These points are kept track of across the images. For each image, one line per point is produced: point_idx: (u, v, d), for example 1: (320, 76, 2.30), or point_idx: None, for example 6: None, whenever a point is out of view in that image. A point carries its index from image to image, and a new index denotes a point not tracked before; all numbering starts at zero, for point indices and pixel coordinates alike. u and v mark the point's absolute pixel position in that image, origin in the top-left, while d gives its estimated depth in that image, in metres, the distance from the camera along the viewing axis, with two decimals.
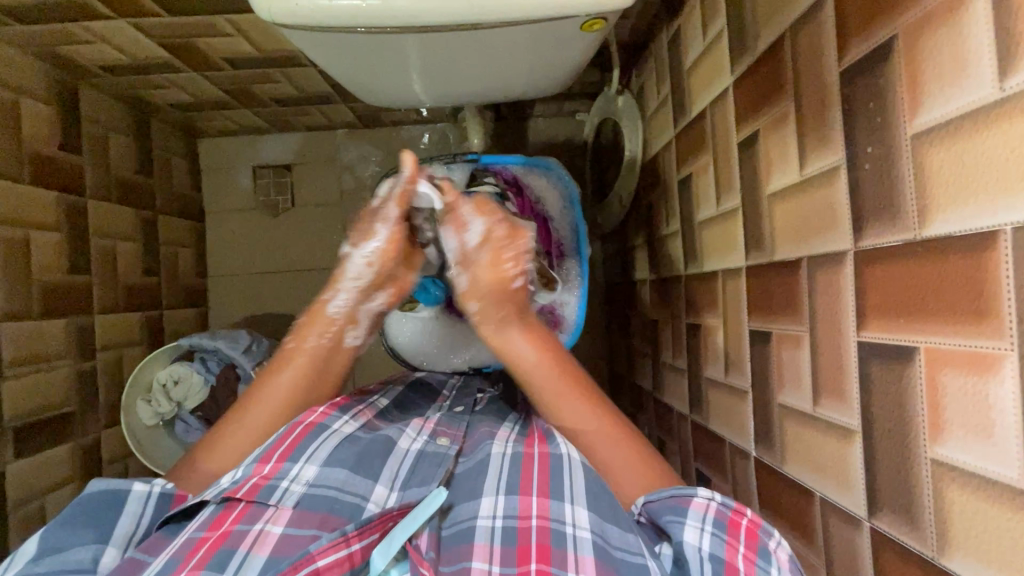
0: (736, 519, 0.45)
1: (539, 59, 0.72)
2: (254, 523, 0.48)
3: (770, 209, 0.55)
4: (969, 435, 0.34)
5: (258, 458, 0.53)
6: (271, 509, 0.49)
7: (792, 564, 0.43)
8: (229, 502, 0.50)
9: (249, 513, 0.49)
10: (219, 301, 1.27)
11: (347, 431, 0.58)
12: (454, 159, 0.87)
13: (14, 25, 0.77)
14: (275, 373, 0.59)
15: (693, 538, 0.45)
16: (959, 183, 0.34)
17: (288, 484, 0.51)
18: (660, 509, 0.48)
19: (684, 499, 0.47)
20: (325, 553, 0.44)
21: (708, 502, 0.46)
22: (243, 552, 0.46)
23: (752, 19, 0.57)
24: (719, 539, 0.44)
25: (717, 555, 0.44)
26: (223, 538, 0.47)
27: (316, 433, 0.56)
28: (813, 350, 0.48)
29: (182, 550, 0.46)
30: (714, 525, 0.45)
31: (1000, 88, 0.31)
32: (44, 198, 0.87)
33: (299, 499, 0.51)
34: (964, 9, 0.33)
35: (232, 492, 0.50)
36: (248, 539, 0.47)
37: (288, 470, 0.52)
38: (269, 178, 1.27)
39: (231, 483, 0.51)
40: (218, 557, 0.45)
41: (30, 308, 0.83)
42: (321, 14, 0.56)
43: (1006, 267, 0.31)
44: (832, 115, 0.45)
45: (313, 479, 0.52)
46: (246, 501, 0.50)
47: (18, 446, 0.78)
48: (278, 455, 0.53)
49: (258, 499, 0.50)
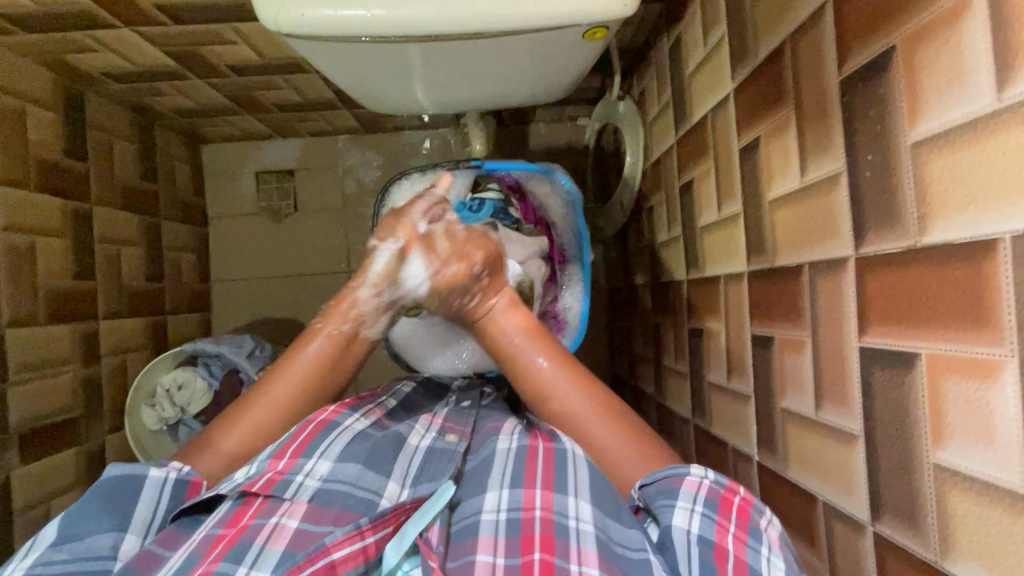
0: (728, 498, 0.46)
1: (541, 67, 0.73)
2: (269, 517, 0.48)
3: (772, 215, 0.55)
4: (970, 441, 0.34)
5: (273, 454, 0.53)
6: (286, 504, 0.50)
7: (781, 542, 0.44)
8: (246, 498, 0.50)
9: (265, 508, 0.49)
10: (222, 305, 1.28)
11: (359, 428, 0.58)
12: (458, 164, 0.90)
13: (20, 34, 0.78)
14: (288, 364, 0.60)
15: (681, 522, 0.45)
16: (959, 192, 0.34)
17: (303, 479, 0.52)
18: (654, 493, 0.48)
19: (676, 480, 0.47)
20: (339, 546, 0.45)
21: (701, 480, 0.46)
22: (259, 546, 0.46)
23: (753, 27, 0.58)
24: (709, 519, 0.45)
25: (705, 538, 0.44)
26: (240, 533, 0.47)
27: (328, 431, 0.56)
28: (816, 355, 0.49)
29: (202, 546, 0.46)
30: (704, 505, 0.45)
31: (997, 99, 0.32)
32: (50, 205, 0.87)
33: (313, 494, 0.51)
34: (961, 20, 0.33)
35: (248, 488, 0.50)
36: (264, 532, 0.47)
37: (303, 466, 0.53)
38: (272, 183, 1.28)
39: (246, 478, 0.51)
40: (234, 552, 0.46)
41: (36, 314, 0.83)
42: (325, 23, 0.57)
43: (1004, 273, 0.31)
44: (833, 122, 0.45)
45: (328, 473, 0.53)
46: (263, 497, 0.50)
47: (23, 452, 0.79)
48: (293, 450, 0.53)
49: (274, 493, 0.50)
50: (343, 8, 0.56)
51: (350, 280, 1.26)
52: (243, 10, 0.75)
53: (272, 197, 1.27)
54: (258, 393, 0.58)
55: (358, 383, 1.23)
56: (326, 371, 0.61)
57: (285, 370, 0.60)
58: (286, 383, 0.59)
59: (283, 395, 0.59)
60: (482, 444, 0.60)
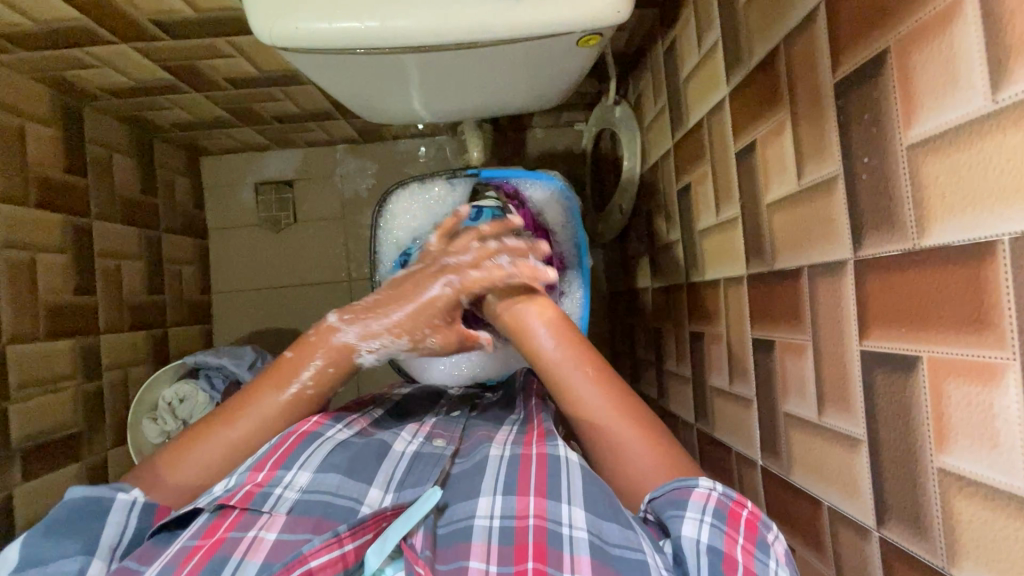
0: (736, 510, 0.45)
1: (539, 74, 0.73)
2: (247, 530, 0.48)
3: (770, 219, 0.55)
4: (973, 445, 0.34)
5: (252, 466, 0.53)
6: (264, 517, 0.50)
7: (788, 557, 0.44)
8: (222, 510, 0.49)
9: (242, 521, 0.49)
10: (223, 317, 1.28)
11: (340, 438, 0.58)
12: (455, 173, 0.91)
13: (18, 52, 0.78)
14: (269, 390, 0.59)
15: (691, 531, 0.44)
16: (955, 197, 0.34)
17: (281, 490, 0.52)
18: (663, 504, 0.47)
19: (685, 491, 0.47)
20: (317, 554, 0.44)
21: (709, 492, 0.46)
22: (237, 558, 0.46)
23: (745, 33, 0.58)
24: (718, 530, 0.44)
25: (715, 547, 0.43)
26: (217, 546, 0.46)
27: (309, 441, 0.56)
28: (817, 358, 0.48)
29: (176, 559, 0.45)
30: (714, 515, 0.45)
31: (991, 101, 0.31)
32: (49, 220, 0.87)
33: (292, 505, 0.51)
34: (954, 22, 0.33)
35: (226, 500, 0.50)
36: (241, 546, 0.47)
37: (282, 477, 0.53)
38: (271, 194, 1.26)
39: (224, 491, 0.51)
40: (212, 564, 0.45)
41: (37, 330, 0.83)
42: (320, 37, 0.57)
43: (1003, 277, 0.31)
44: (827, 125, 0.45)
45: (306, 485, 0.53)
46: (240, 509, 0.50)
47: (24, 467, 0.78)
48: (272, 462, 0.53)
49: (252, 506, 0.50)
50: (338, 20, 0.56)
51: (351, 289, 1.26)
52: (237, 24, 0.75)
53: (270, 207, 1.26)
54: (250, 398, 0.58)
55: (360, 392, 1.22)
56: (308, 409, 0.60)
57: (275, 394, 0.59)
58: (276, 402, 0.58)
59: (270, 409, 0.58)
60: (472, 449, 0.61)
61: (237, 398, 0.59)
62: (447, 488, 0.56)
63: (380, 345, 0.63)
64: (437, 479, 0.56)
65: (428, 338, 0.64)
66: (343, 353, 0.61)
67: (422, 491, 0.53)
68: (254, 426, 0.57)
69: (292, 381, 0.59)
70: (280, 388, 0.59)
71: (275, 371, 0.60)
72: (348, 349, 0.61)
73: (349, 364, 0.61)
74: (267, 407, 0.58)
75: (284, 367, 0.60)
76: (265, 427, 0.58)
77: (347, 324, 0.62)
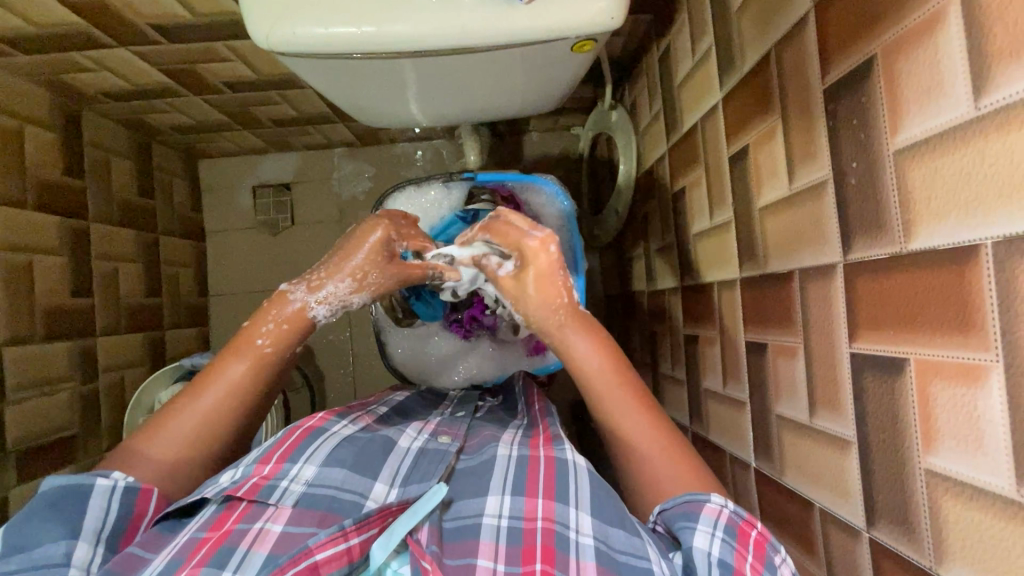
0: (747, 529, 0.45)
1: (534, 79, 0.73)
2: (254, 522, 0.48)
3: (762, 222, 0.56)
4: (959, 446, 0.35)
5: (258, 459, 0.53)
6: (271, 509, 0.50)
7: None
8: (230, 502, 0.50)
9: (249, 513, 0.49)
10: (220, 319, 1.28)
11: (345, 433, 0.59)
12: (450, 177, 0.91)
13: (18, 55, 0.79)
14: (230, 362, 0.57)
15: (702, 543, 0.44)
16: (940, 200, 0.35)
17: (287, 484, 0.52)
18: (674, 515, 0.48)
19: (697, 505, 0.47)
20: (323, 548, 0.44)
21: (721, 509, 0.46)
22: (243, 549, 0.46)
23: (738, 38, 0.59)
24: (729, 546, 0.44)
25: (726, 561, 0.43)
26: (224, 537, 0.47)
27: (315, 436, 0.57)
28: (808, 361, 0.49)
29: (184, 551, 0.45)
30: (725, 531, 0.45)
31: (974, 106, 0.32)
32: (47, 223, 0.88)
33: (297, 499, 0.51)
34: (938, 30, 0.34)
35: (233, 492, 0.50)
36: (248, 537, 0.47)
37: (288, 471, 0.53)
38: (269, 197, 1.26)
39: (231, 482, 0.51)
40: (218, 556, 0.45)
41: (34, 332, 0.83)
42: (317, 43, 0.58)
43: (987, 283, 0.32)
44: (818, 129, 0.46)
45: (312, 478, 0.53)
46: (247, 501, 0.50)
47: (20, 469, 0.79)
48: (278, 455, 0.54)
49: (259, 498, 0.50)
50: (335, 25, 0.57)
51: None
52: (236, 28, 0.76)
53: (269, 209, 1.25)
54: (211, 373, 0.57)
55: (357, 395, 1.23)
56: (271, 377, 0.59)
57: (235, 364, 0.57)
58: (237, 372, 0.57)
59: (235, 380, 0.56)
60: (478, 448, 0.62)
61: (202, 373, 0.57)
62: (451, 484, 0.57)
63: (328, 294, 0.62)
64: (442, 475, 0.56)
65: (371, 275, 0.64)
66: (299, 313, 0.60)
67: (427, 486, 0.53)
68: (218, 400, 0.55)
69: (252, 348, 0.58)
70: (239, 358, 0.57)
71: (235, 345, 0.58)
72: (303, 308, 0.61)
73: (306, 322, 0.61)
74: (228, 377, 0.56)
75: (243, 336, 0.58)
76: (229, 400, 0.56)
77: (296, 285, 0.62)
